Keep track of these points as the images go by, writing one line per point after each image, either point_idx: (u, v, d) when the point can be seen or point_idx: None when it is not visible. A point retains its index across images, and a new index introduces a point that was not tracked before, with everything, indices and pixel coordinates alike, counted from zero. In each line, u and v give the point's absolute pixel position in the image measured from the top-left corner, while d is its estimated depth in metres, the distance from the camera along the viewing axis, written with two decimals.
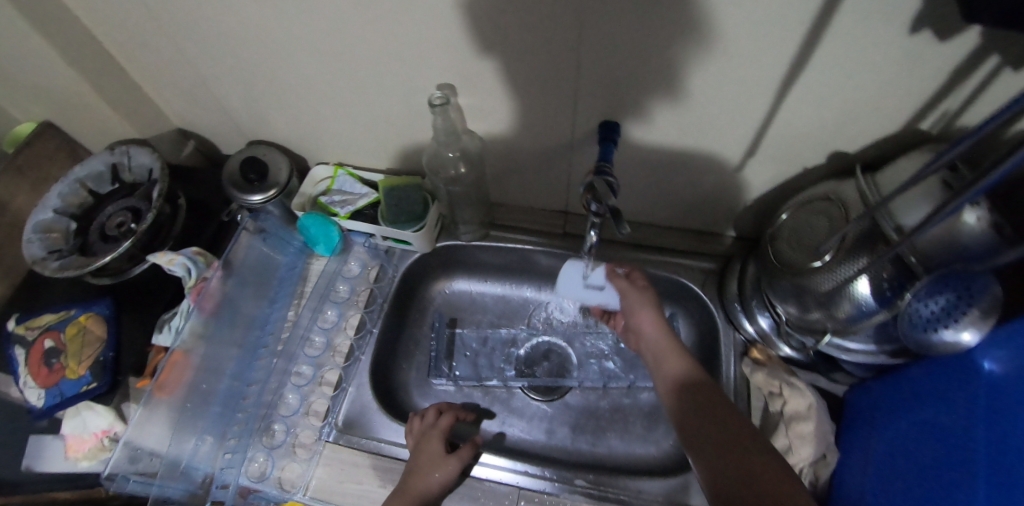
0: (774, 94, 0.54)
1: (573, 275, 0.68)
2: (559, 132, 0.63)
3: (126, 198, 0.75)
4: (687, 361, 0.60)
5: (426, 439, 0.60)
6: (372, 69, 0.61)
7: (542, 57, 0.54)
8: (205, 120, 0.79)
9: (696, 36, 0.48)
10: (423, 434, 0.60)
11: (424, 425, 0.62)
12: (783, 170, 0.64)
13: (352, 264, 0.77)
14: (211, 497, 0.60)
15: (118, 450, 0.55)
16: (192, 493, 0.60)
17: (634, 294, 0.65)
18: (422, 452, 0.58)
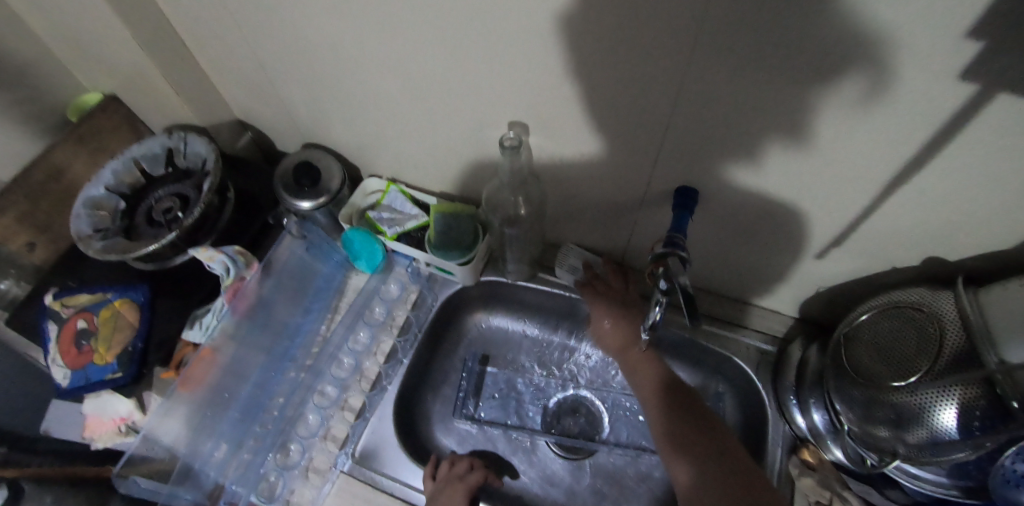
0: (876, 187, 0.49)
1: None
2: (630, 188, 0.60)
3: (177, 183, 0.73)
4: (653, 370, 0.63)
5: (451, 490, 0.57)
6: (446, 96, 0.58)
7: (630, 114, 0.50)
8: (267, 115, 0.78)
9: (805, 118, 0.44)
10: (449, 484, 0.58)
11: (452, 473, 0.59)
12: (867, 264, 0.59)
13: (391, 284, 0.75)
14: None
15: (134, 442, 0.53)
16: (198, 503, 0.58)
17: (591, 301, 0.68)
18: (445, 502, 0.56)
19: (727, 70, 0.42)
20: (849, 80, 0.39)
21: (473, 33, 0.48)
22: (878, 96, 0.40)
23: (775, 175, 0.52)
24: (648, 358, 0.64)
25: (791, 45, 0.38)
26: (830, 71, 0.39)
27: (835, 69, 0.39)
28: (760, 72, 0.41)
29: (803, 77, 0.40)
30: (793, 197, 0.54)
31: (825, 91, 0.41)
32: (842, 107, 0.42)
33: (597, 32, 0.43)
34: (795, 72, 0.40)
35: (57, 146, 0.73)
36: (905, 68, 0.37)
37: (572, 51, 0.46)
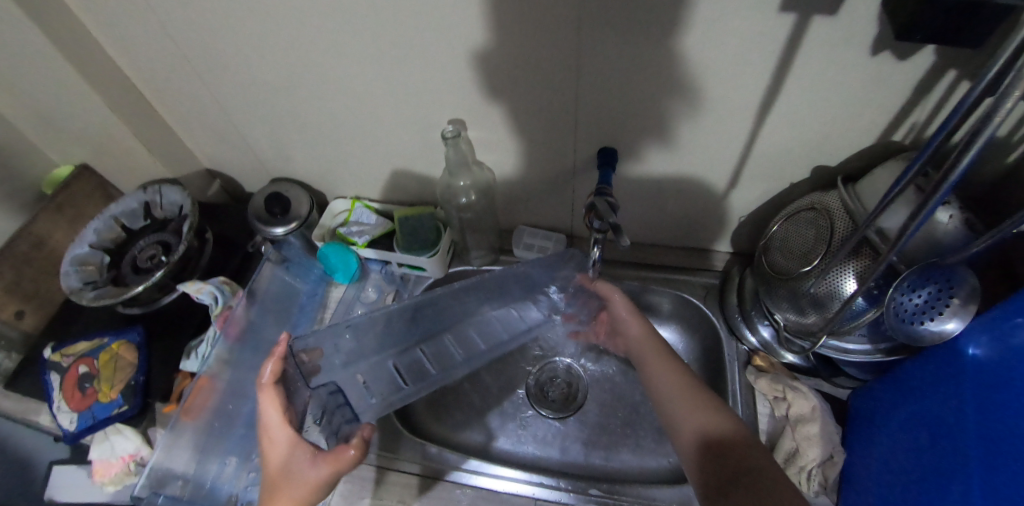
0: (756, 116, 0.60)
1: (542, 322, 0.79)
2: (562, 160, 0.69)
3: (157, 233, 0.80)
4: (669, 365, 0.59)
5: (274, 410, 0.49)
6: (390, 107, 0.67)
7: (544, 90, 0.60)
8: (231, 159, 0.85)
9: (683, 67, 0.55)
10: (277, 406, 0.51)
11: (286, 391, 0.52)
12: (771, 187, 0.69)
13: (369, 290, 0.79)
14: None
15: (143, 474, 0.58)
16: None
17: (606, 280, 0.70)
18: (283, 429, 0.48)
19: (612, 38, 0.52)
20: (702, 26, 0.50)
21: (405, 44, 0.57)
22: (730, 35, 0.50)
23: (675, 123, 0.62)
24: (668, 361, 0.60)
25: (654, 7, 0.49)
26: (688, 23, 0.50)
27: (691, 20, 0.50)
28: (637, 33, 0.51)
29: (670, 31, 0.51)
30: (694, 140, 0.64)
31: (691, 40, 0.51)
32: (707, 52, 0.53)
33: (503, 25, 0.53)
34: (663, 28, 0.50)
35: (37, 217, 0.78)
36: (741, 9, 0.48)
37: (487, 45, 0.55)
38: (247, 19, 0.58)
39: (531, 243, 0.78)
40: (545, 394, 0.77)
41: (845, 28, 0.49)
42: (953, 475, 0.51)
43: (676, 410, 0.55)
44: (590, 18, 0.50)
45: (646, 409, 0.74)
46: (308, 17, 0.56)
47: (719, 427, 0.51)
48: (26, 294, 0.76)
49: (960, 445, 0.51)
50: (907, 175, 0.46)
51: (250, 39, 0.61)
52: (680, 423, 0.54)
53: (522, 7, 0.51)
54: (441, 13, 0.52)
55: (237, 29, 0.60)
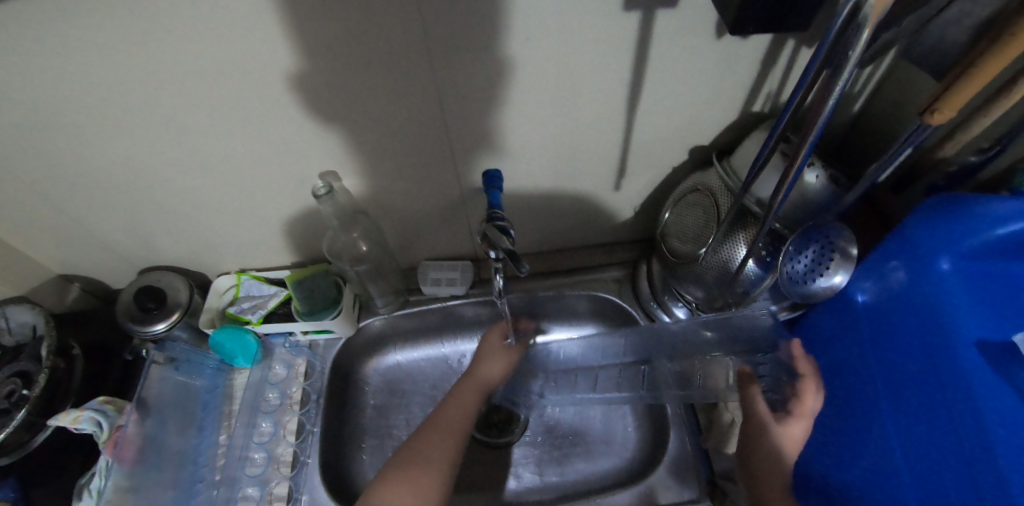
0: (627, 112, 0.59)
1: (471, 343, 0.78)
2: (450, 189, 0.66)
3: (11, 363, 0.69)
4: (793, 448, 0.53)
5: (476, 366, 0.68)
6: (251, 170, 0.61)
7: (410, 123, 0.57)
8: (83, 259, 0.74)
9: (545, 77, 0.53)
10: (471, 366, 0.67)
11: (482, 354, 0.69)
12: (657, 173, 0.70)
13: (277, 367, 0.73)
14: None
15: None
16: None
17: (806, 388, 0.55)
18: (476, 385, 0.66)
19: (468, 63, 0.50)
20: (553, 33, 0.48)
21: (248, 104, 0.52)
22: (581, 39, 0.49)
23: (552, 132, 0.61)
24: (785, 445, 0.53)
25: (501, 26, 0.47)
26: (539, 35, 0.48)
27: (540, 32, 0.48)
28: (490, 53, 0.50)
29: (523, 46, 0.49)
30: (573, 144, 0.63)
31: (546, 50, 0.50)
32: (565, 59, 0.51)
33: (350, 68, 0.49)
34: (515, 44, 0.49)
35: None
36: (585, 12, 0.47)
37: (338, 91, 0.51)
38: (48, 109, 0.50)
39: (438, 277, 0.74)
40: (486, 423, 0.74)
41: (687, 17, 0.49)
42: (867, 415, 0.53)
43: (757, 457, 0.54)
44: (438, 45, 0.48)
45: (589, 414, 0.74)
46: (126, 94, 0.49)
47: (763, 436, 0.54)
48: None
49: (869, 387, 0.54)
50: (777, 131, 0.44)
51: (63, 130, 0.52)
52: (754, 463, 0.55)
53: (364, 46, 0.47)
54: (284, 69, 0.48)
55: (42, 122, 0.51)
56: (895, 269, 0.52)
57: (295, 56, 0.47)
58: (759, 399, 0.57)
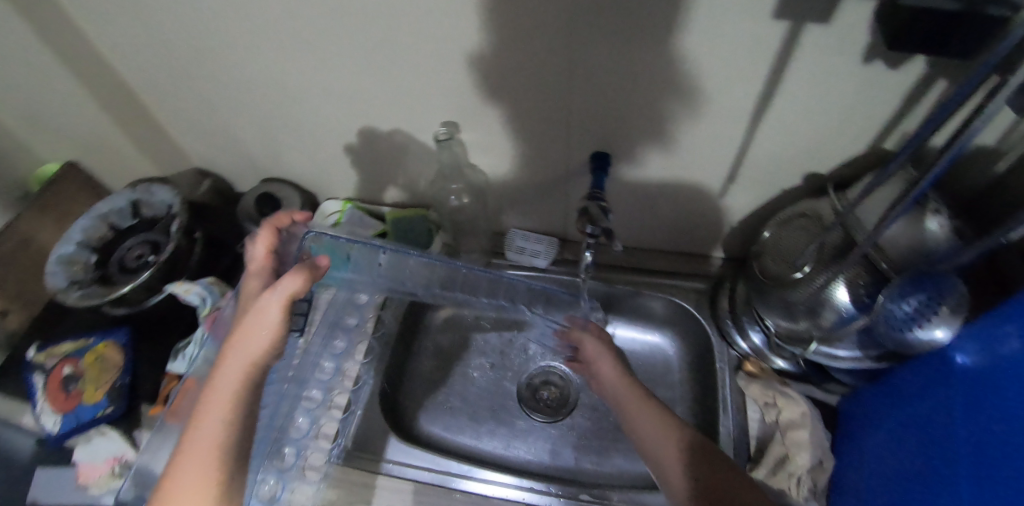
0: (749, 124, 0.59)
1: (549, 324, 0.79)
2: (556, 164, 0.69)
3: (146, 232, 0.79)
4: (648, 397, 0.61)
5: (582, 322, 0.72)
6: (381, 110, 0.66)
7: (537, 95, 0.60)
8: (220, 160, 0.84)
9: (676, 72, 0.54)
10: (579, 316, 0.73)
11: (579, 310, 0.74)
12: (764, 192, 0.69)
13: (362, 293, 0.77)
14: None
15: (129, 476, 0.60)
16: None
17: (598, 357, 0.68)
18: (239, 349, 0.50)
19: (606, 44, 0.52)
20: (697, 31, 0.49)
21: (396, 48, 0.57)
22: (722, 42, 0.50)
23: (668, 132, 0.62)
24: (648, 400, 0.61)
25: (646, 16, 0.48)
26: (681, 32, 0.50)
27: (684, 29, 0.49)
28: (630, 39, 0.51)
29: (663, 38, 0.51)
30: (687, 147, 0.63)
31: (685, 47, 0.51)
32: (700, 59, 0.52)
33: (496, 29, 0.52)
34: (657, 35, 0.50)
35: (22, 217, 0.77)
36: (735, 15, 0.47)
37: (479, 49, 0.55)
38: (233, 20, 0.57)
39: (523, 247, 0.77)
40: (536, 398, 0.76)
41: (838, 36, 0.48)
42: (943, 481, 0.50)
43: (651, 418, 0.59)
44: (583, 25, 0.50)
45: None
46: (300, 20, 0.55)
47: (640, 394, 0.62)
48: (12, 295, 0.76)
49: (951, 452, 0.50)
50: (889, 169, 0.47)
51: (239, 39, 0.60)
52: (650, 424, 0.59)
53: (515, 11, 0.50)
54: (439, 21, 0.52)
55: (224, 30, 0.59)
56: (1010, 335, 0.47)
57: (452, 11, 0.51)
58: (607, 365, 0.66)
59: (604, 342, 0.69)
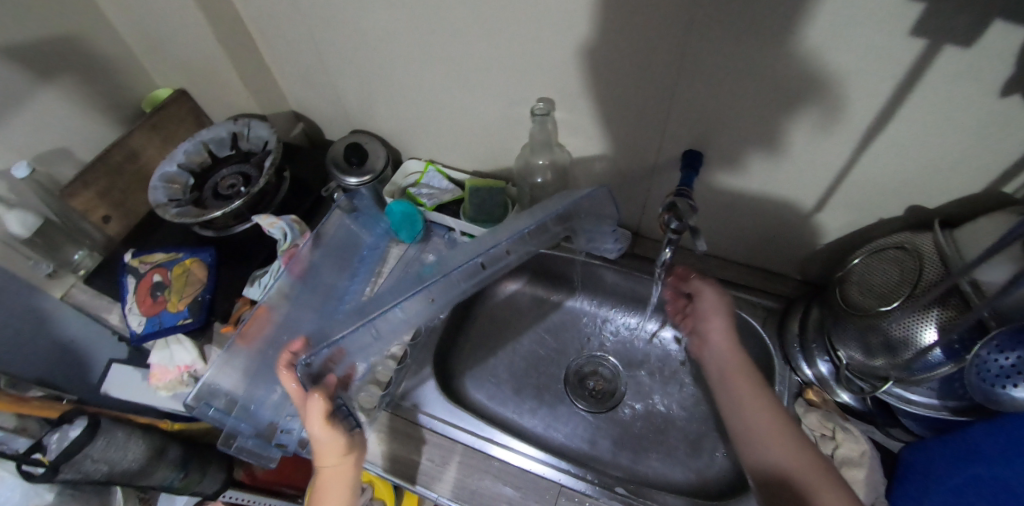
0: (856, 144, 0.57)
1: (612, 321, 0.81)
2: (645, 155, 0.68)
3: (239, 164, 0.83)
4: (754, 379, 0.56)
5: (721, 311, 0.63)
6: (481, 78, 0.67)
7: (641, 83, 0.59)
8: (317, 107, 0.88)
9: (792, 79, 0.52)
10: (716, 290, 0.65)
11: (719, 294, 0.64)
12: (860, 216, 0.66)
13: (429, 253, 0.79)
14: (277, 441, 0.64)
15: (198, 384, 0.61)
16: (258, 436, 0.63)
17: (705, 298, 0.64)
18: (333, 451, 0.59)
19: (723, 39, 0.51)
20: (823, 35, 0.47)
21: (509, 17, 0.57)
22: (847, 53, 0.48)
23: (767, 140, 0.60)
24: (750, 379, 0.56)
25: (771, 13, 0.47)
26: (807, 37, 0.48)
27: (810, 34, 0.48)
28: (748, 35, 0.50)
29: (787, 40, 0.49)
30: (783, 159, 0.61)
31: (808, 54, 0.49)
32: (820, 68, 0.50)
33: (613, 9, 0.52)
34: (779, 35, 0.49)
35: (135, 132, 0.83)
36: (867, 24, 0.45)
37: (592, 26, 0.55)
38: None
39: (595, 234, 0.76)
40: (582, 385, 0.76)
41: (979, 60, 0.45)
42: None
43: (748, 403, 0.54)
44: (705, 14, 0.49)
45: (683, 420, 0.72)
46: None
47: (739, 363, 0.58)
48: (116, 202, 0.83)
49: None
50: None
51: None
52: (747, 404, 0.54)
53: None
54: None
55: None
56: None
57: None
58: (710, 317, 0.63)
59: (746, 366, 0.58)
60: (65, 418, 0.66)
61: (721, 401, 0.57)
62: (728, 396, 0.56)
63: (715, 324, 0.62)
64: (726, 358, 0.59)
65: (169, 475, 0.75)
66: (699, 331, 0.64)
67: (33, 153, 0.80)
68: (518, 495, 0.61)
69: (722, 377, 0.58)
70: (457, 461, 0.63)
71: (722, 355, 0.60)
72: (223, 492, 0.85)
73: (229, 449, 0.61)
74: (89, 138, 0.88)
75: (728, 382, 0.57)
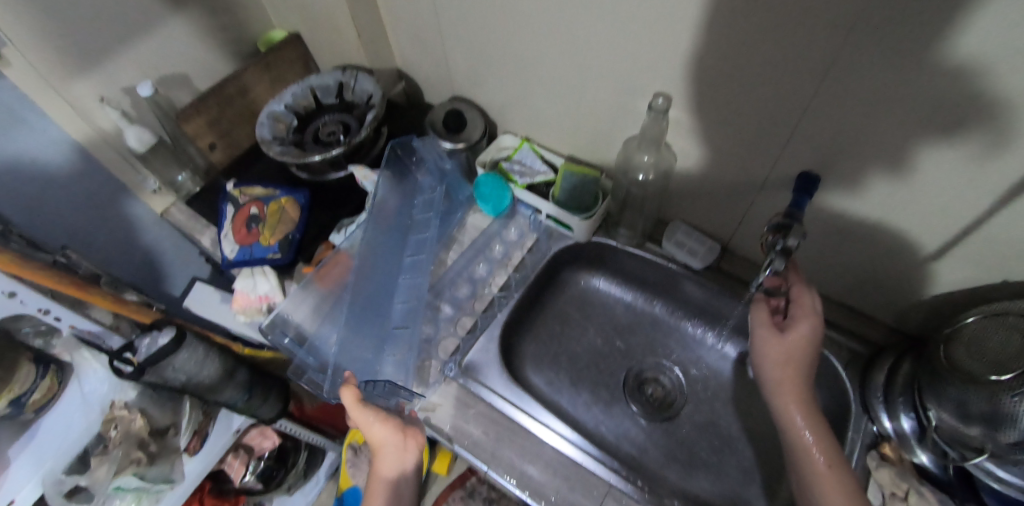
0: (1001, 195, 0.50)
1: (686, 334, 0.79)
2: (755, 169, 0.64)
3: (341, 113, 0.86)
4: (819, 425, 0.54)
5: (774, 354, 0.58)
6: (594, 64, 0.65)
7: (770, 95, 0.55)
8: (424, 67, 0.89)
9: (942, 116, 0.47)
10: (796, 325, 0.58)
11: (781, 332, 0.59)
12: (981, 274, 0.59)
13: (512, 230, 0.81)
14: None
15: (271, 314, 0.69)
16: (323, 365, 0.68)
17: (797, 323, 0.58)
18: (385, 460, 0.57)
19: (875, 58, 0.46)
20: (996, 68, 0.41)
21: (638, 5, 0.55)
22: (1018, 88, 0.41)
23: (892, 173, 0.54)
24: (814, 422, 0.54)
25: (936, 39, 0.42)
26: (972, 74, 0.43)
27: (977, 71, 0.42)
28: (900, 58, 0.45)
29: (946, 73, 0.44)
30: (908, 199, 0.56)
31: (970, 90, 0.44)
32: (979, 107, 0.44)
33: (756, 10, 0.49)
34: (937, 63, 0.43)
35: (249, 68, 0.87)
36: None
37: (727, 25, 0.51)
38: None
39: (683, 241, 0.75)
40: (641, 390, 0.75)
41: None
42: None
43: (806, 444, 0.53)
44: (859, 30, 0.45)
45: (741, 446, 0.69)
46: None
47: (804, 401, 0.55)
48: (224, 131, 0.87)
49: None
50: None
51: None
52: (806, 448, 0.53)
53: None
54: None
55: None
56: None
57: None
58: (772, 345, 0.58)
59: (824, 443, 0.53)
60: (155, 325, 0.71)
61: (797, 473, 0.54)
62: (808, 472, 0.52)
63: (775, 350, 0.58)
64: (800, 434, 0.54)
65: (235, 396, 0.79)
66: (756, 347, 0.60)
67: (156, 76, 0.85)
68: (564, 485, 0.60)
69: (798, 451, 0.54)
70: (510, 440, 0.64)
71: (793, 427, 0.55)
72: (276, 420, 0.90)
73: (299, 379, 0.67)
74: (208, 68, 0.93)
75: (781, 409, 0.56)
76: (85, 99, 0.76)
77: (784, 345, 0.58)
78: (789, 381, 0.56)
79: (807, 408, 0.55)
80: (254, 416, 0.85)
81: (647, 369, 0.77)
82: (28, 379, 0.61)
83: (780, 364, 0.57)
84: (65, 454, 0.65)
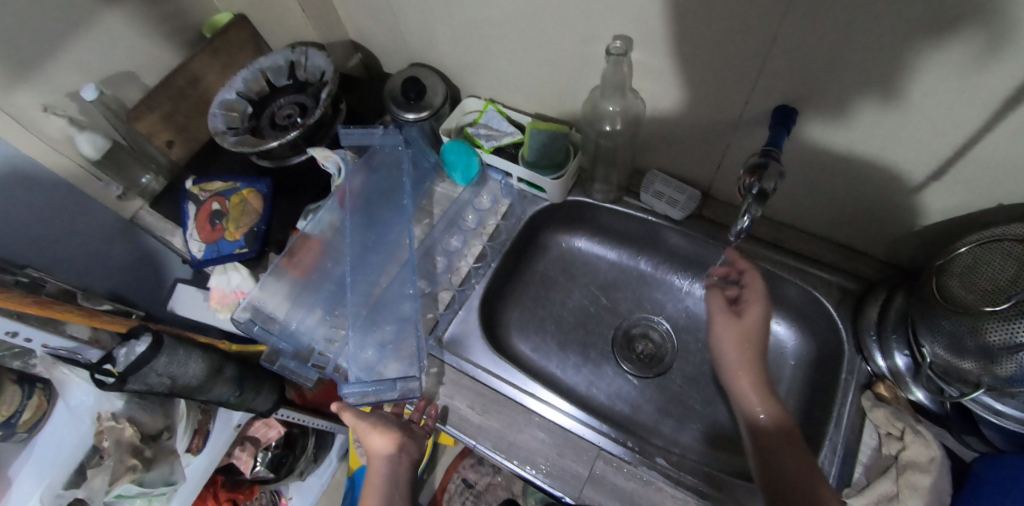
0: (992, 108, 0.46)
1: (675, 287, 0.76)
2: (728, 108, 0.60)
3: (296, 93, 0.82)
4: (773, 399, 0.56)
5: (732, 336, 0.61)
6: (548, 10, 0.60)
7: (737, 23, 0.50)
8: (379, 35, 0.84)
9: (922, 24, 0.42)
10: (749, 308, 0.61)
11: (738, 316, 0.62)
12: (976, 198, 0.55)
13: (484, 197, 0.78)
14: (315, 361, 0.66)
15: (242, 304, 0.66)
16: (298, 351, 0.67)
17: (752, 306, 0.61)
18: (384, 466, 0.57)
19: None
20: None
21: None
22: None
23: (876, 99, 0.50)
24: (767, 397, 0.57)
25: None
26: None
27: None
28: None
29: None
30: (894, 126, 0.52)
31: None
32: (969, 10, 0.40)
33: None
34: None
35: (195, 56, 0.82)
36: None
37: None
38: None
39: (661, 192, 0.71)
40: (630, 348, 0.74)
41: None
42: None
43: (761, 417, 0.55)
44: None
45: None
46: None
47: (759, 377, 0.58)
48: (179, 126, 0.84)
49: None
50: None
51: None
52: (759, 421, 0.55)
53: None
54: None
55: None
56: None
57: None
58: (728, 329, 0.62)
59: (776, 414, 0.55)
60: (132, 333, 0.70)
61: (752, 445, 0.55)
62: (765, 442, 0.54)
63: (729, 333, 0.61)
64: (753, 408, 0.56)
65: (226, 392, 0.79)
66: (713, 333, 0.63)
67: (101, 76, 0.81)
68: (553, 452, 0.60)
69: (754, 424, 0.56)
70: (498, 412, 0.63)
71: (748, 403, 0.57)
72: (275, 411, 0.90)
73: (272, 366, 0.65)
74: (153, 60, 0.88)
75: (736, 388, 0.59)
76: (28, 109, 0.71)
77: (739, 327, 0.61)
78: (745, 362, 0.59)
79: (759, 385, 0.58)
80: (251, 410, 0.85)
81: (636, 326, 0.75)
82: (15, 398, 0.65)
83: (737, 344, 0.60)
84: (65, 469, 0.68)
